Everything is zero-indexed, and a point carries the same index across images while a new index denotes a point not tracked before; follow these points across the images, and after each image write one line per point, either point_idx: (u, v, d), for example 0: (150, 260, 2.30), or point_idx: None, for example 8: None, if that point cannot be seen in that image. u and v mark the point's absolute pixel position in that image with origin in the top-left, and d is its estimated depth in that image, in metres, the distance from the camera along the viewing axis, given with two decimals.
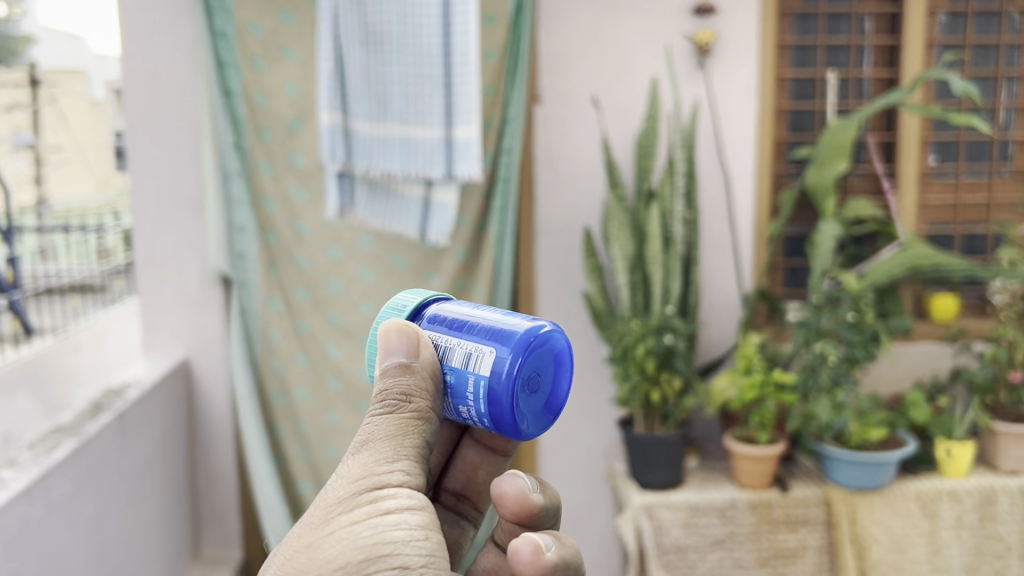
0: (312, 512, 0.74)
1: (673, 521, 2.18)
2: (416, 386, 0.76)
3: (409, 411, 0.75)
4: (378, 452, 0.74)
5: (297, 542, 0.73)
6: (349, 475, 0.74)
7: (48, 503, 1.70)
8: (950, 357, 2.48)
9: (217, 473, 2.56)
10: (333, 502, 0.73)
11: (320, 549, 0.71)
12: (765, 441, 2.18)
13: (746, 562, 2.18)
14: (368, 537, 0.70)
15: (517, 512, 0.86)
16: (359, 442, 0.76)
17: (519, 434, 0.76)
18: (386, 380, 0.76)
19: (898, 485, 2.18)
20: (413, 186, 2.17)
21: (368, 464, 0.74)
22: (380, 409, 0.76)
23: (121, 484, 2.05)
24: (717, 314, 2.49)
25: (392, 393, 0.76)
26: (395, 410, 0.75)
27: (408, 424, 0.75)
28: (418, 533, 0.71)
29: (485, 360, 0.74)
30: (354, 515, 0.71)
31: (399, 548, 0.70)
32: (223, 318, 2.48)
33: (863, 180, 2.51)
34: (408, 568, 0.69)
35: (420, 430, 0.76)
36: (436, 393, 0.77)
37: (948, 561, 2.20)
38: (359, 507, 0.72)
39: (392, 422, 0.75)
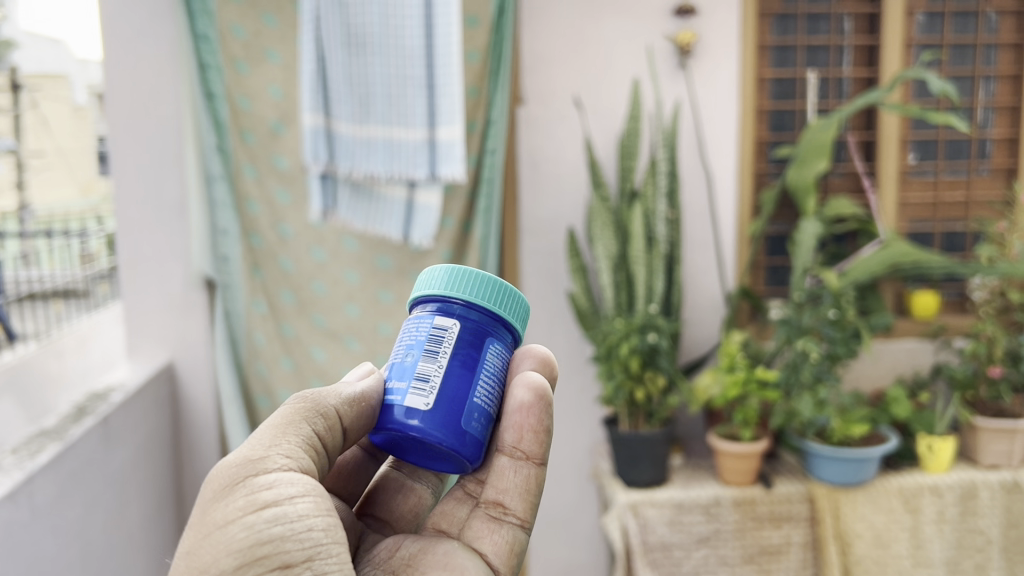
0: (194, 517, 0.77)
1: (658, 519, 2.19)
2: (323, 390, 0.89)
3: (308, 404, 0.86)
4: (259, 442, 0.82)
5: (178, 548, 0.76)
6: (226, 468, 0.79)
7: (31, 508, 1.69)
8: (931, 354, 2.51)
9: (202, 477, 2.56)
10: (208, 503, 0.77)
11: (197, 554, 0.74)
12: (748, 438, 2.20)
13: (731, 559, 2.20)
14: (245, 537, 0.74)
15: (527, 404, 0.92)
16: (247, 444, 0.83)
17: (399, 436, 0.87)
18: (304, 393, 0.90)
19: (881, 481, 2.20)
20: (396, 187, 2.18)
21: (248, 455, 0.80)
22: (280, 412, 0.87)
23: (105, 489, 2.04)
24: (700, 313, 2.50)
25: (303, 397, 0.89)
26: (294, 407, 0.87)
27: (295, 418, 0.85)
28: (300, 527, 0.76)
29: (421, 400, 0.86)
30: (232, 510, 0.76)
31: (279, 546, 0.74)
32: (208, 320, 2.48)
33: (843, 179, 2.54)
34: (290, 565, 0.74)
35: (306, 420, 0.86)
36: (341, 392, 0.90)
37: (929, 555, 2.22)
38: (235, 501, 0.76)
39: (285, 421, 0.85)
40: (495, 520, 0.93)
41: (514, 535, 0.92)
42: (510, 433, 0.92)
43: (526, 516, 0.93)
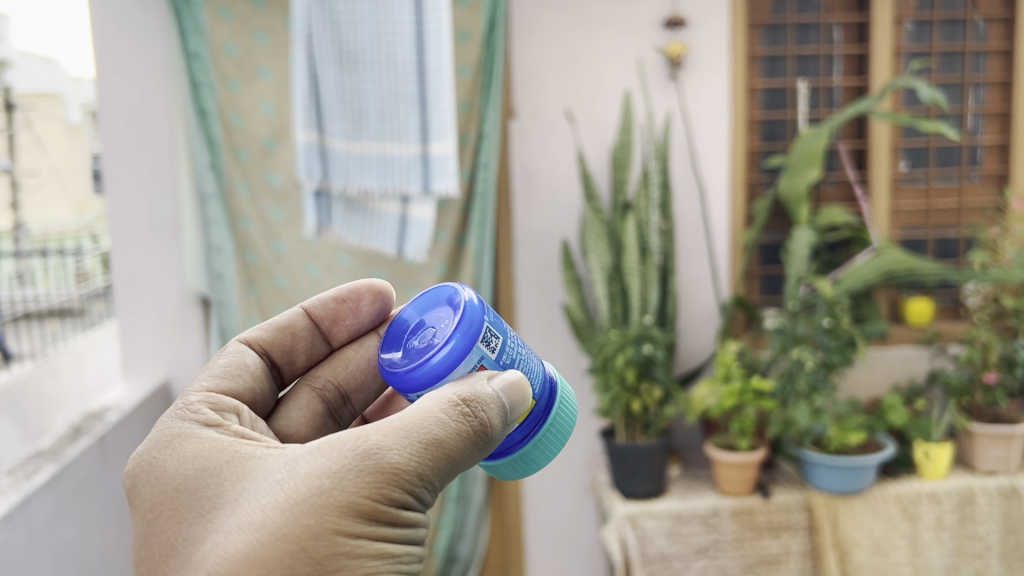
0: (338, 489, 0.70)
1: (657, 530, 2.19)
2: (493, 414, 0.78)
3: (478, 430, 0.76)
4: (426, 462, 0.73)
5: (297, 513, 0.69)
6: (388, 467, 0.71)
7: (28, 529, 1.69)
8: (926, 361, 2.51)
9: None
10: (359, 496, 0.70)
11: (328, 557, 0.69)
12: (745, 447, 2.20)
13: (731, 569, 2.19)
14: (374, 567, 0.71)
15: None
16: (411, 433, 0.73)
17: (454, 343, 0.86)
18: (484, 395, 0.78)
19: (879, 488, 2.20)
20: (390, 203, 2.18)
21: (410, 471, 0.72)
22: (452, 412, 0.76)
23: (103, 508, 2.04)
24: (696, 322, 2.51)
25: (476, 402, 0.77)
26: (467, 421, 0.76)
27: (453, 448, 0.75)
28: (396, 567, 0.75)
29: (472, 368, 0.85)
30: (375, 533, 0.71)
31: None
32: (202, 338, 2.48)
33: (835, 187, 2.55)
34: None
35: (472, 449, 0.76)
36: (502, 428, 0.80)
37: (929, 562, 2.22)
38: (382, 525, 0.71)
39: (458, 435, 0.75)
40: None
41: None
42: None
43: None
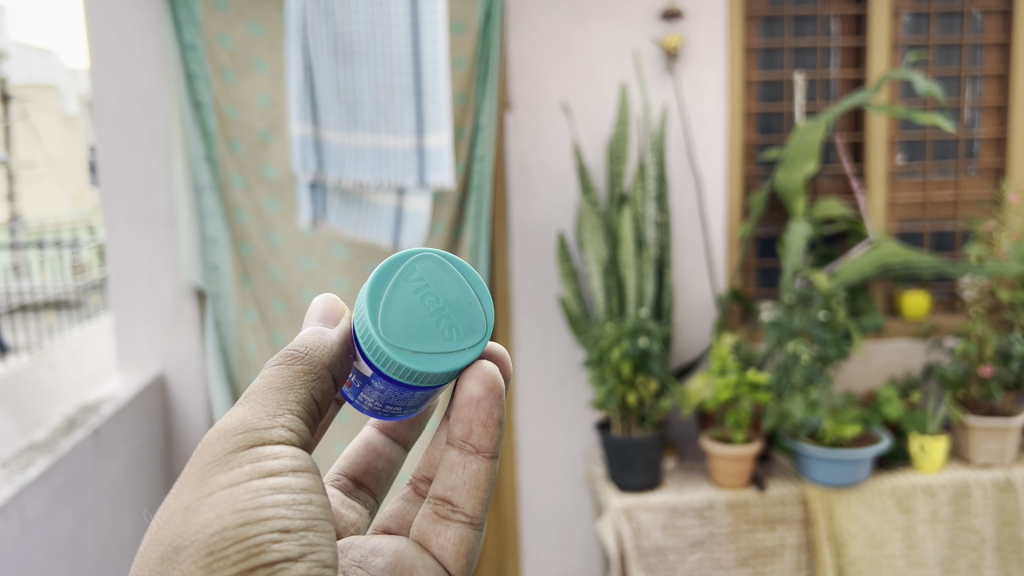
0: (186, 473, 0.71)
1: (652, 523, 2.19)
2: (313, 346, 0.80)
3: (302, 362, 0.78)
4: (263, 403, 0.74)
5: (172, 506, 0.69)
6: (227, 431, 0.72)
7: (22, 521, 1.69)
8: (922, 354, 2.51)
9: None
10: (209, 461, 0.70)
11: (196, 513, 0.67)
12: (741, 440, 2.19)
13: (726, 562, 2.19)
14: (247, 500, 0.68)
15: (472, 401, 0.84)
16: (245, 395, 0.76)
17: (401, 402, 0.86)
18: (306, 337, 0.80)
19: (874, 481, 2.20)
20: (385, 195, 2.17)
21: (251, 417, 0.73)
22: (277, 364, 0.78)
23: (97, 500, 2.03)
24: (692, 315, 2.51)
25: (299, 343, 0.79)
26: (290, 363, 0.78)
27: (289, 387, 0.76)
28: (301, 496, 0.70)
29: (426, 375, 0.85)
30: (234, 476, 0.69)
31: (279, 512, 0.68)
32: (198, 331, 2.47)
33: (832, 180, 2.54)
34: (288, 531, 0.68)
35: (308, 384, 0.77)
36: (335, 367, 0.81)
37: (923, 554, 2.22)
38: (239, 467, 0.69)
39: (281, 376, 0.77)
40: (442, 520, 0.86)
41: (462, 534, 0.85)
42: (459, 426, 0.85)
43: (475, 512, 0.86)
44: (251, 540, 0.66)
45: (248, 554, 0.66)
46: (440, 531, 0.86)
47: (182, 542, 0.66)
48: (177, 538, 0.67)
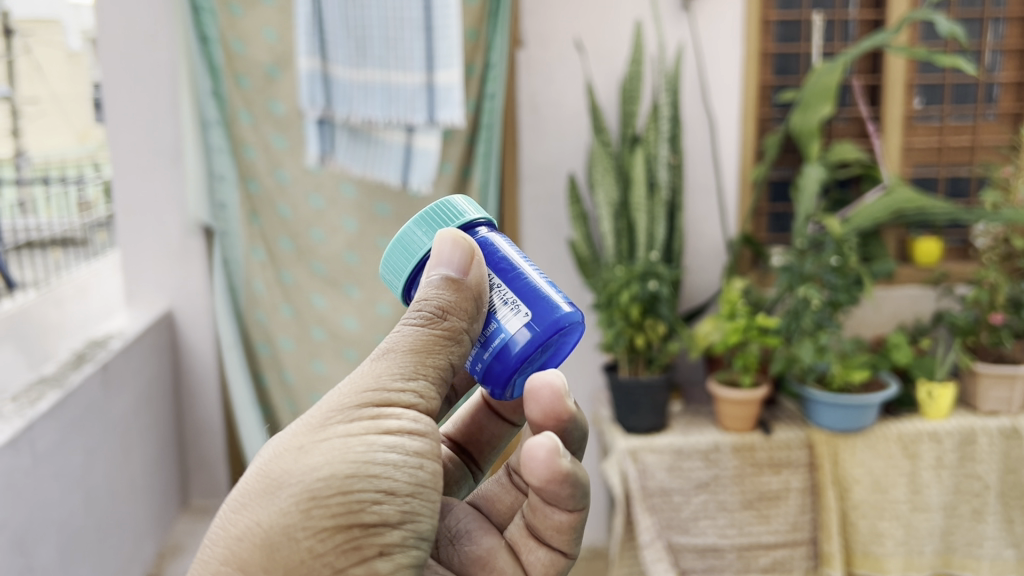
0: (309, 415, 0.70)
1: (658, 465, 2.20)
2: (456, 303, 0.74)
3: (442, 328, 0.73)
4: (397, 365, 0.72)
5: (286, 442, 0.69)
6: (356, 386, 0.71)
7: (32, 454, 1.71)
8: (933, 301, 2.50)
9: (203, 425, 2.55)
10: (332, 410, 0.70)
11: (308, 455, 0.67)
12: (749, 384, 2.20)
13: (730, 504, 2.22)
14: (360, 453, 0.67)
15: (545, 412, 0.79)
16: (381, 347, 0.73)
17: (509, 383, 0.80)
18: (435, 289, 0.74)
19: (880, 427, 2.20)
20: (394, 132, 2.14)
21: (383, 375, 0.71)
22: (411, 320, 0.74)
23: (107, 434, 2.04)
24: (702, 259, 2.49)
25: (432, 299, 0.74)
26: (425, 325, 0.73)
27: (425, 356, 0.73)
28: (413, 460, 0.69)
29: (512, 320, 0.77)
30: (351, 428, 0.69)
31: (388, 472, 0.67)
32: (205, 268, 2.46)
33: (847, 124, 2.50)
34: (393, 494, 0.67)
35: (446, 352, 0.74)
36: (475, 314, 0.76)
37: (927, 500, 2.23)
38: (358, 420, 0.69)
39: (420, 336, 0.73)
40: (535, 538, 0.84)
41: (553, 559, 0.83)
42: (536, 409, 0.80)
43: (568, 547, 0.82)
44: (354, 496, 0.66)
45: (350, 511, 0.65)
46: (531, 549, 0.84)
47: (286, 480, 0.66)
48: (282, 475, 0.66)
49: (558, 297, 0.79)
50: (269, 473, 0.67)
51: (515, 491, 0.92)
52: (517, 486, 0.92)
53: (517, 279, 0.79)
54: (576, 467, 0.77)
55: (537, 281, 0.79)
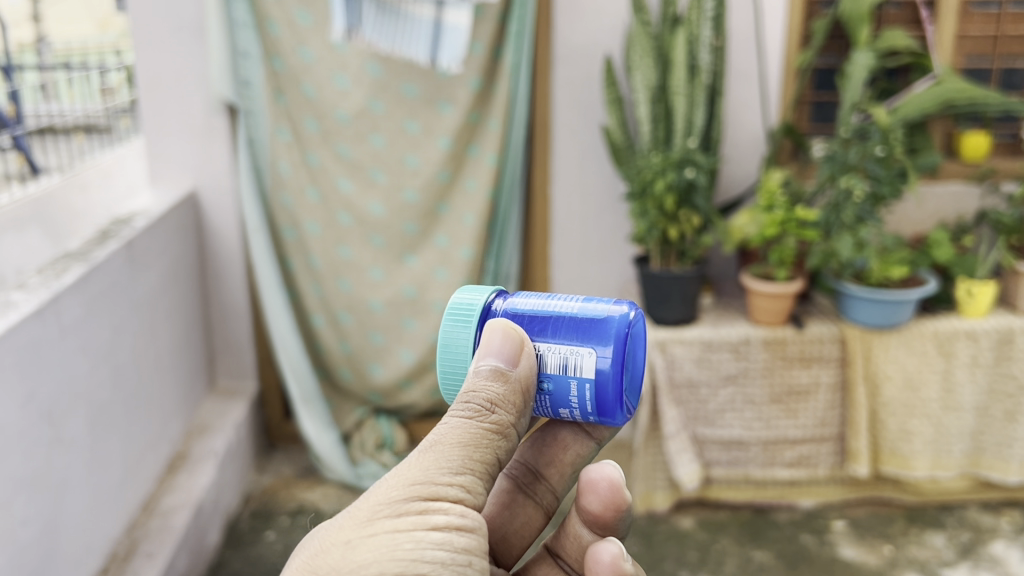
0: (359, 506, 0.73)
1: (686, 357, 2.17)
2: (504, 395, 0.76)
3: (489, 421, 0.75)
4: (445, 457, 0.73)
5: (337, 534, 0.72)
6: (405, 477, 0.73)
7: (59, 326, 1.70)
8: (977, 199, 2.42)
9: (229, 309, 2.54)
10: (380, 502, 0.72)
11: (355, 552, 0.70)
12: (783, 278, 2.16)
13: (758, 397, 2.20)
14: (408, 552, 0.69)
15: (604, 503, 0.88)
16: (429, 440, 0.75)
17: (625, 417, 0.80)
18: (484, 381, 0.76)
19: (916, 324, 2.15)
20: (422, 6, 2.06)
21: (431, 468, 0.73)
22: (457, 413, 0.75)
23: (133, 312, 2.03)
24: (740, 149, 2.41)
25: (479, 394, 0.75)
26: (470, 419, 0.75)
27: (471, 451, 0.74)
28: (460, 558, 0.71)
29: (586, 362, 0.77)
30: (400, 522, 0.70)
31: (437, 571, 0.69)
32: (229, 149, 2.41)
33: (899, 10, 2.36)
34: None
35: (491, 446, 0.75)
36: (521, 407, 0.77)
37: (960, 400, 2.19)
38: (406, 514, 0.71)
39: (467, 428, 0.74)
40: None
41: None
42: (594, 502, 0.89)
43: None
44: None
45: None
46: None
47: None
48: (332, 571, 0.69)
49: (599, 307, 0.79)
50: (319, 569, 0.70)
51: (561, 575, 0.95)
52: (560, 572, 0.95)
53: (559, 322, 0.80)
54: (637, 569, 0.88)
55: (574, 312, 0.80)
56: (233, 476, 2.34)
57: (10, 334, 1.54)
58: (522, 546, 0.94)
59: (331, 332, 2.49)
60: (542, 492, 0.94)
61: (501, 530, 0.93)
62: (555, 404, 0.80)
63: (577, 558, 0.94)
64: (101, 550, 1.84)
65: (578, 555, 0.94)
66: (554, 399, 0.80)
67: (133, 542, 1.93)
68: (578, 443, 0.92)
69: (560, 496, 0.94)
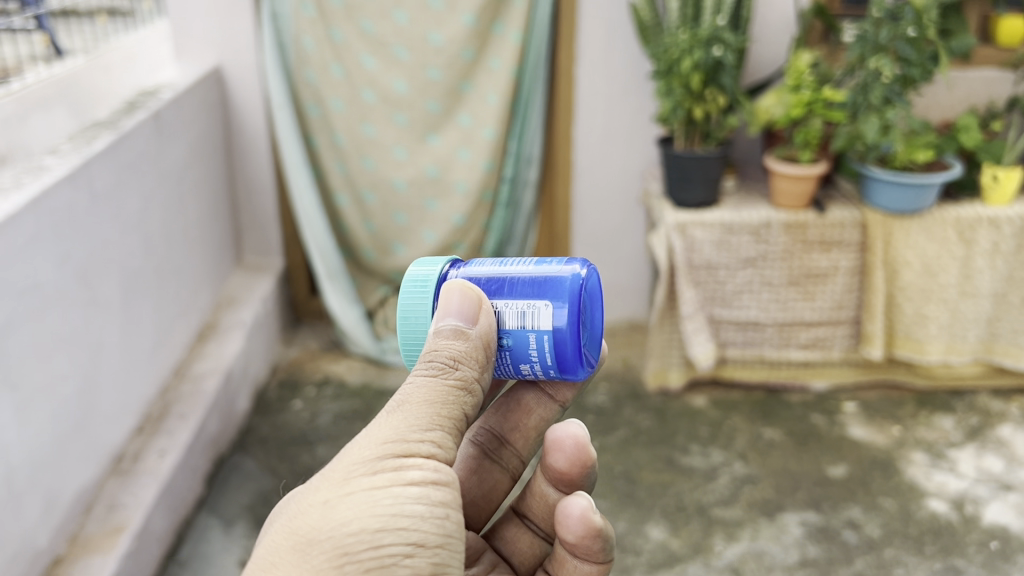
0: (335, 470, 0.76)
1: (706, 240, 2.18)
2: (465, 352, 0.79)
3: (454, 377, 0.78)
4: (415, 416, 0.76)
5: (317, 496, 0.75)
6: (379, 438, 0.76)
7: (91, 192, 1.74)
8: (1010, 85, 2.37)
9: (255, 186, 2.57)
10: (356, 463, 0.75)
11: (336, 509, 0.72)
12: (806, 160, 2.15)
13: (775, 280, 2.22)
14: (387, 507, 0.71)
15: (571, 459, 0.92)
16: (396, 401, 0.78)
17: (583, 371, 0.85)
18: (446, 340, 0.79)
19: (938, 210, 2.14)
20: None
21: (402, 427, 0.76)
22: (419, 375, 0.79)
23: (162, 183, 2.07)
24: (769, 30, 2.37)
25: (442, 352, 0.79)
26: (433, 376, 0.78)
27: (439, 409, 0.77)
28: (439, 510, 0.73)
29: (543, 315, 0.82)
30: (376, 479, 0.73)
31: (417, 523, 0.71)
32: (253, 23, 2.39)
33: None
34: (422, 545, 0.71)
35: (458, 403, 0.79)
36: (483, 363, 0.81)
37: (977, 286, 2.21)
38: (382, 471, 0.73)
39: (433, 385, 0.78)
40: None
41: None
42: (561, 460, 0.92)
43: None
44: (385, 549, 0.70)
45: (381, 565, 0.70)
46: None
47: (319, 535, 0.72)
48: (315, 531, 0.72)
49: (551, 267, 0.84)
50: (303, 530, 0.73)
51: (530, 533, 1.00)
52: (530, 532, 1.00)
53: (514, 283, 0.84)
54: (607, 525, 0.89)
55: (530, 272, 0.84)
56: (261, 349, 2.42)
57: (45, 197, 1.58)
58: (491, 509, 1.00)
59: (355, 210, 2.53)
60: (508, 457, 0.99)
61: (472, 494, 0.98)
62: (516, 359, 0.85)
63: (545, 519, 0.98)
64: (136, 409, 1.94)
65: (544, 514, 0.98)
66: (515, 356, 0.85)
67: (166, 404, 2.03)
68: (542, 408, 0.98)
69: (525, 461, 1.00)
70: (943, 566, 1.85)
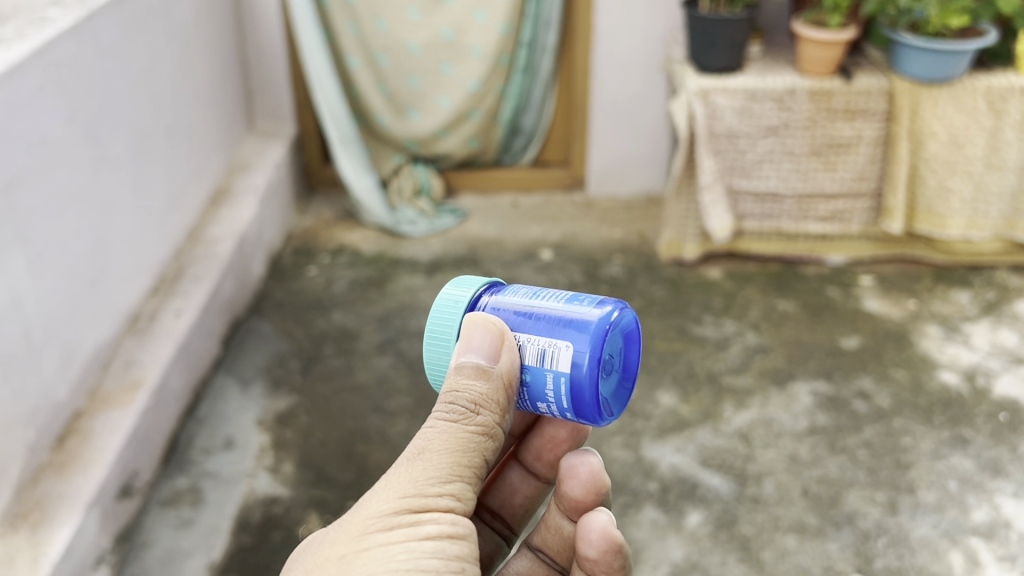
0: (355, 517, 0.81)
1: (727, 106, 2.13)
2: (487, 396, 0.82)
3: (474, 424, 0.82)
4: (434, 468, 0.81)
5: (336, 543, 0.80)
6: (398, 487, 0.80)
7: (96, 46, 1.70)
8: None
9: (265, 48, 2.51)
10: (373, 515, 0.80)
11: (355, 561, 0.78)
12: (835, 25, 2.08)
13: (796, 149, 2.18)
14: (402, 562, 0.77)
15: (585, 487, 0.95)
16: (416, 448, 0.82)
17: (601, 417, 0.84)
18: (468, 381, 0.82)
19: (969, 78, 2.08)
20: None
21: (421, 479, 0.80)
22: (441, 418, 0.82)
23: (170, 41, 2.02)
24: None
25: (463, 396, 0.82)
26: (454, 424, 0.82)
27: (458, 460, 0.81)
28: (452, 565, 0.78)
29: (562, 356, 0.81)
30: (392, 535, 0.78)
31: None
32: None
33: None
34: None
35: (476, 452, 0.83)
36: (505, 405, 0.84)
37: (1004, 160, 2.15)
38: (398, 527, 0.78)
39: (454, 433, 0.82)
40: None
41: None
42: (577, 491, 0.95)
43: None
44: None
45: None
46: None
47: None
48: None
49: (581, 308, 0.83)
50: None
51: (544, 565, 1.03)
52: (542, 563, 1.03)
53: (541, 315, 0.84)
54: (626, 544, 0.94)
55: (557, 308, 0.84)
56: (274, 216, 2.42)
57: (49, 48, 1.54)
58: None
59: (368, 75, 2.47)
60: None
61: None
62: (534, 396, 0.85)
63: (559, 550, 1.02)
64: (151, 270, 1.94)
65: (560, 547, 1.01)
66: (533, 392, 0.85)
67: (181, 266, 2.04)
68: None
69: None
70: (951, 435, 1.87)
